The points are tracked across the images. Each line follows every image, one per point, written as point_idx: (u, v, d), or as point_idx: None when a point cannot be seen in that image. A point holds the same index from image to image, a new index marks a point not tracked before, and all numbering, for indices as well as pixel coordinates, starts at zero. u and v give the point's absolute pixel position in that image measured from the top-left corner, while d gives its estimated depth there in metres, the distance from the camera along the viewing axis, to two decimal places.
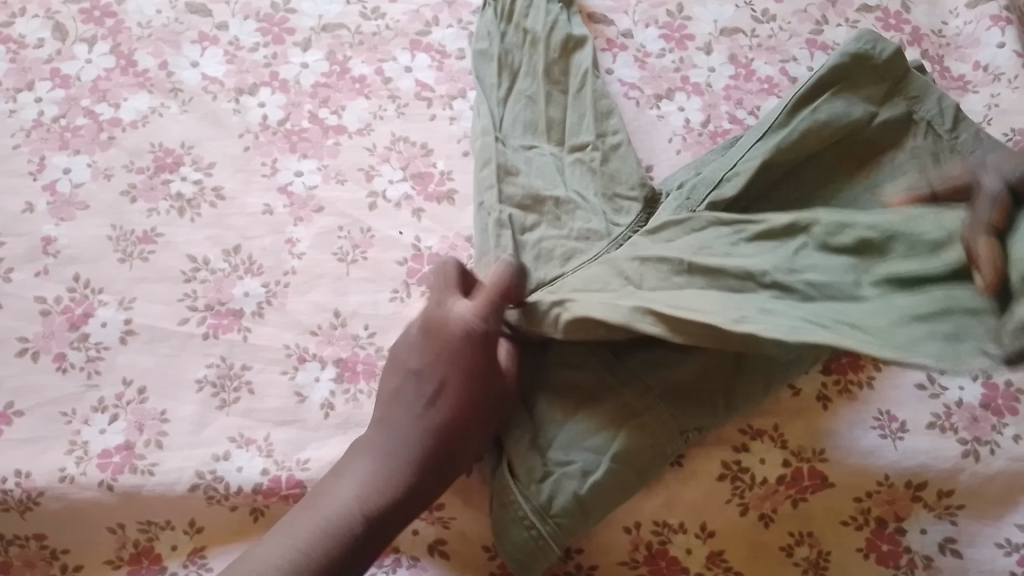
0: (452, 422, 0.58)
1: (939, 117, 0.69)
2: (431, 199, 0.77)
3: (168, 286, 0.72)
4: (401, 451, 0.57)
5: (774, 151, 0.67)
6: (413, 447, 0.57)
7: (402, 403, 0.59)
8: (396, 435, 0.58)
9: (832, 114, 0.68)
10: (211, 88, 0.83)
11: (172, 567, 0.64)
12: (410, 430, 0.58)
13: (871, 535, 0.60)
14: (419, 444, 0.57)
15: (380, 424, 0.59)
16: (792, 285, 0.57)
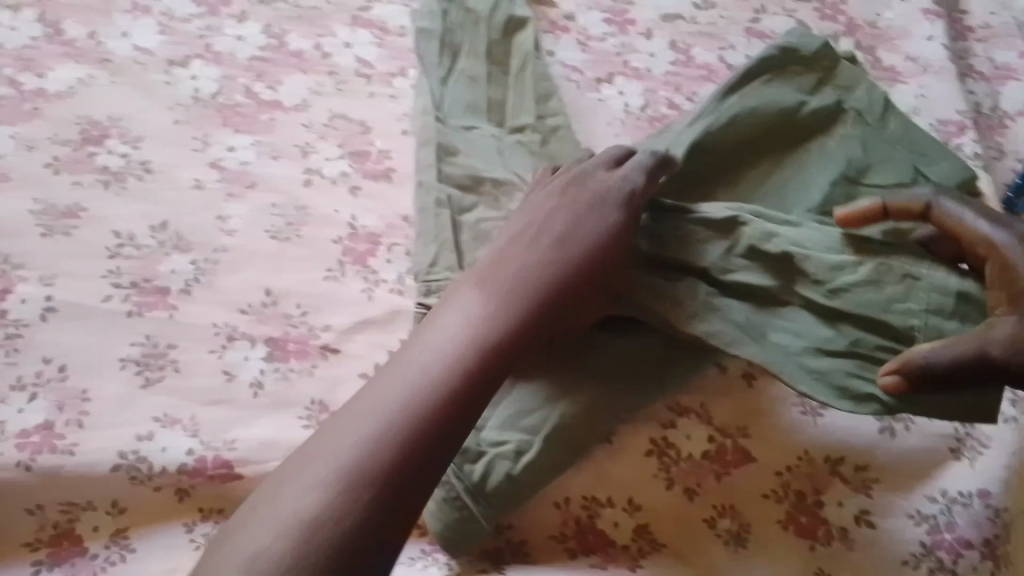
0: (587, 250, 0.60)
1: (866, 109, 0.72)
2: (369, 176, 0.76)
3: (92, 262, 0.70)
4: (530, 277, 0.58)
5: (707, 137, 0.68)
6: (544, 272, 0.59)
7: (523, 238, 0.61)
8: (519, 264, 0.59)
9: (768, 106, 0.70)
10: (142, 59, 0.81)
11: (94, 549, 0.60)
12: (536, 259, 0.59)
13: (791, 508, 0.62)
14: (550, 269, 0.59)
15: (496, 254, 0.60)
16: (725, 283, 0.60)
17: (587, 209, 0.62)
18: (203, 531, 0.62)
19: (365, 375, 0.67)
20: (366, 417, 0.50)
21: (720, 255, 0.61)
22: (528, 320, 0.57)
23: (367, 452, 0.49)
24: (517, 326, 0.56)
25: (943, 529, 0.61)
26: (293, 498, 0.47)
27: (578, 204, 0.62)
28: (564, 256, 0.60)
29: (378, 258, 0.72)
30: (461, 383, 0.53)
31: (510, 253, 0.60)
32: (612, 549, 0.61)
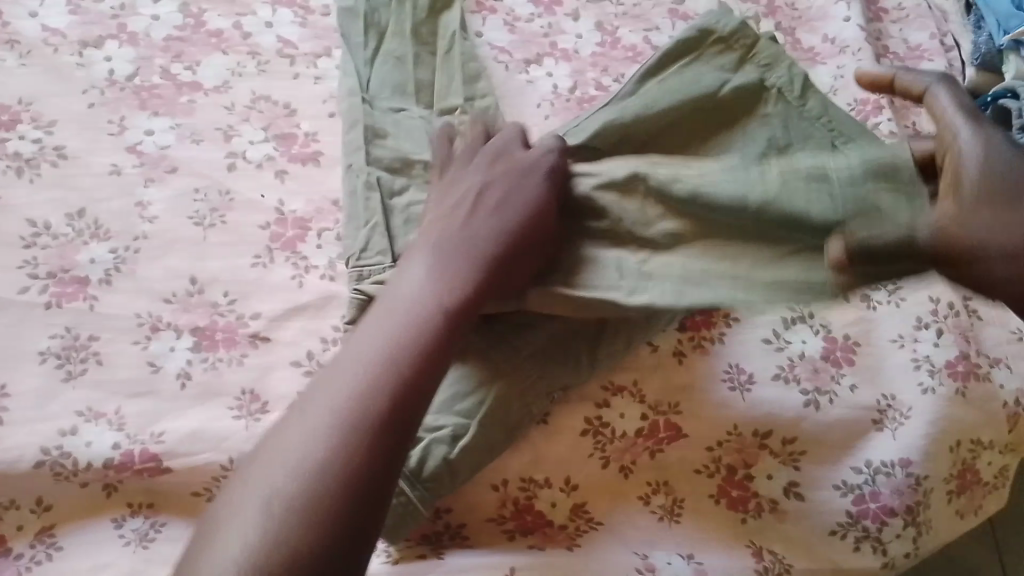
0: (529, 207, 0.60)
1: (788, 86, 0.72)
2: (295, 160, 0.75)
3: (6, 252, 0.67)
4: (477, 237, 0.58)
5: (619, 121, 0.71)
6: (493, 230, 0.58)
7: (460, 207, 0.60)
8: (463, 228, 0.58)
9: (681, 85, 0.72)
10: (52, 40, 0.78)
11: (19, 547, 0.59)
12: (481, 220, 0.59)
13: (722, 482, 0.64)
14: (500, 225, 0.59)
15: (434, 225, 0.59)
16: (652, 237, 0.61)
17: (515, 175, 0.62)
18: (134, 526, 0.61)
19: (297, 363, 0.66)
20: (344, 380, 0.47)
21: (639, 219, 0.61)
22: (486, 272, 0.56)
23: (359, 395, 0.47)
24: (480, 277, 0.55)
25: (867, 499, 0.64)
26: (279, 472, 0.44)
27: (501, 175, 0.62)
28: (507, 213, 0.60)
29: (307, 244, 0.71)
30: (437, 322, 0.52)
31: (451, 222, 0.59)
32: (551, 529, 0.62)
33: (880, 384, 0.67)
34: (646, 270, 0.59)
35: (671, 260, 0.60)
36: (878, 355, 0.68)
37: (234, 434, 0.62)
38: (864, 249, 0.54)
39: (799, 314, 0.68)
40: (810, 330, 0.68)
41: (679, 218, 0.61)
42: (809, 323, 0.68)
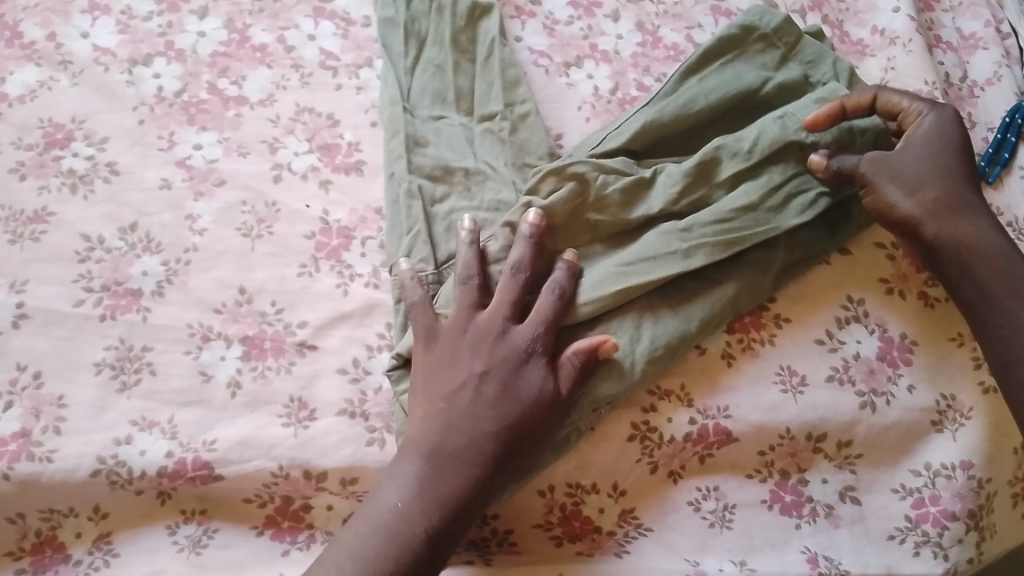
0: (517, 359, 0.59)
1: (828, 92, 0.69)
2: (338, 171, 0.75)
3: (62, 266, 0.69)
4: (465, 441, 0.56)
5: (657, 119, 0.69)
6: (480, 437, 0.56)
7: (448, 401, 0.58)
8: (450, 428, 0.57)
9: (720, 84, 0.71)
10: (102, 59, 0.79)
11: (77, 554, 0.61)
12: (467, 421, 0.57)
13: (776, 487, 0.63)
14: (484, 434, 0.56)
15: (423, 421, 0.58)
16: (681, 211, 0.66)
17: (506, 362, 0.58)
18: (187, 532, 0.62)
19: (343, 370, 0.66)
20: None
21: (668, 194, 0.66)
22: (467, 499, 0.55)
23: None
24: (467, 469, 0.56)
25: (927, 502, 0.62)
26: None
27: (496, 359, 0.59)
28: (494, 416, 0.57)
29: (352, 253, 0.71)
30: (419, 525, 0.54)
31: (438, 418, 0.57)
32: (599, 535, 0.62)
33: (939, 384, 0.64)
34: (686, 230, 0.64)
35: (707, 217, 0.64)
36: (937, 353, 0.65)
37: (283, 441, 0.63)
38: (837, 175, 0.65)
39: (853, 314, 0.66)
40: (865, 330, 0.66)
41: (694, 190, 0.66)
42: (864, 322, 0.66)
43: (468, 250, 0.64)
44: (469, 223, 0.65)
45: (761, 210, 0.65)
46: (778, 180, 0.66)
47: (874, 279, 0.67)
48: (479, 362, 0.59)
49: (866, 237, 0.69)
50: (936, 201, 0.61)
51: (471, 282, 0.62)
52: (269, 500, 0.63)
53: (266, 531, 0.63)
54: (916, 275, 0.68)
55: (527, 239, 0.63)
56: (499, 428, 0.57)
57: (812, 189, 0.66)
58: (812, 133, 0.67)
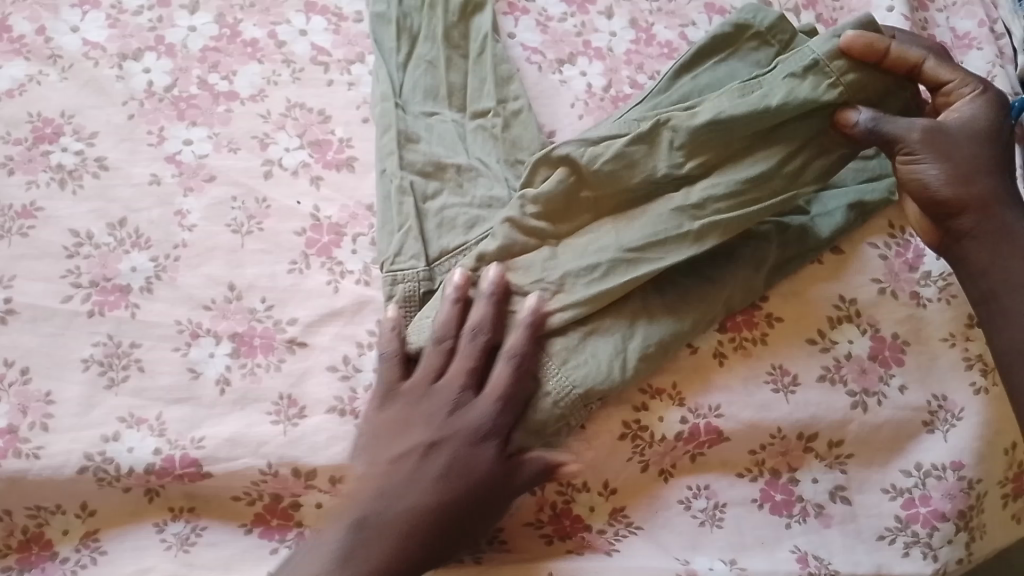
0: (469, 425, 0.58)
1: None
2: (330, 167, 0.75)
3: (50, 262, 0.68)
4: (406, 512, 0.55)
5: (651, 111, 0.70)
6: (418, 509, 0.55)
7: (392, 469, 0.57)
8: (386, 497, 0.55)
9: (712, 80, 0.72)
10: (92, 54, 0.79)
11: (65, 552, 0.61)
12: (406, 492, 0.55)
13: (767, 486, 0.63)
14: (424, 506, 0.55)
15: (361, 484, 0.57)
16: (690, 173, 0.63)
17: (458, 435, 0.57)
18: (175, 530, 0.61)
19: (333, 368, 0.66)
20: None
21: (677, 157, 0.63)
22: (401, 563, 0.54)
23: None
24: (405, 533, 0.54)
25: (918, 502, 0.62)
26: None
27: (448, 429, 0.58)
28: (436, 489, 0.56)
29: (343, 249, 0.71)
30: None
31: (376, 485, 0.56)
32: (589, 533, 0.62)
33: (930, 384, 0.64)
34: (697, 206, 0.62)
35: (716, 186, 0.63)
36: (928, 353, 0.65)
37: (273, 439, 0.62)
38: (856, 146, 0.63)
39: (845, 313, 0.66)
40: (858, 330, 0.66)
41: (701, 155, 0.63)
42: (857, 321, 0.66)
43: (446, 307, 0.62)
44: (456, 276, 0.63)
45: (779, 182, 0.63)
46: (796, 154, 0.63)
47: (865, 277, 0.67)
48: (428, 431, 0.58)
49: (858, 235, 0.69)
50: (976, 196, 0.60)
51: (440, 344, 0.61)
52: (259, 498, 0.62)
53: (255, 529, 0.62)
54: (908, 276, 0.68)
55: (490, 298, 0.61)
56: (439, 502, 0.55)
57: (828, 155, 0.64)
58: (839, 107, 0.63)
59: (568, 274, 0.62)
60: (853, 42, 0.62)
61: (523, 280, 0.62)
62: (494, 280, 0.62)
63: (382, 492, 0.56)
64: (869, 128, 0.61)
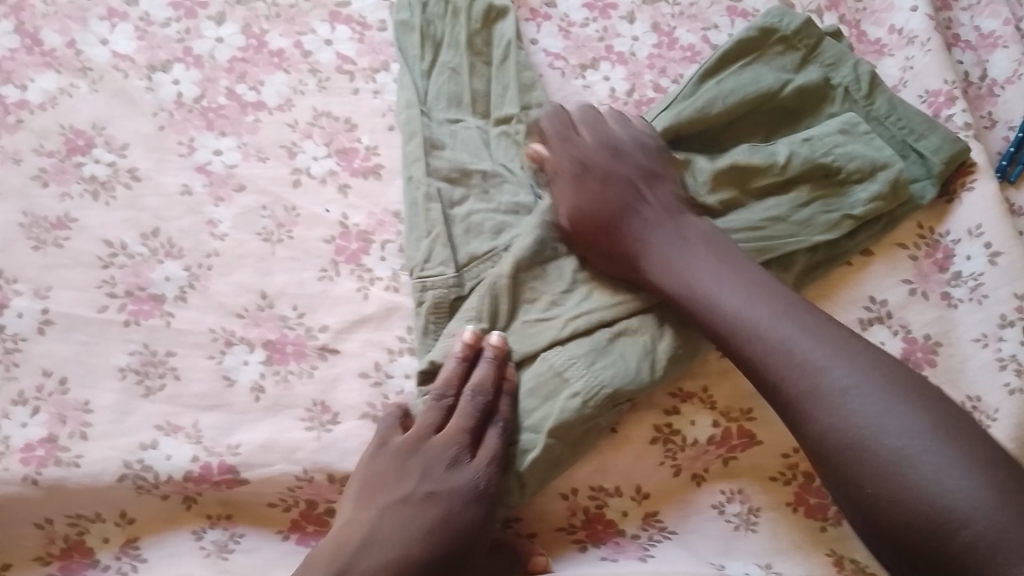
0: (462, 484, 0.58)
1: (853, 125, 0.70)
2: (357, 174, 0.75)
3: (84, 272, 0.69)
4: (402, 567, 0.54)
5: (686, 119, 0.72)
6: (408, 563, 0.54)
7: (386, 519, 0.56)
8: (375, 546, 0.55)
9: (739, 81, 0.73)
10: (121, 65, 0.80)
11: (104, 559, 0.61)
12: (398, 544, 0.55)
13: (799, 489, 0.63)
14: (415, 559, 0.54)
15: (351, 529, 0.56)
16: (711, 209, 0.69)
17: (452, 493, 0.57)
18: (213, 537, 0.62)
19: (364, 374, 0.66)
20: None
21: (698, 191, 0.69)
22: None
23: None
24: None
25: None
26: None
27: (442, 484, 0.58)
28: (427, 543, 0.55)
29: (371, 256, 0.72)
30: None
31: (363, 534, 0.55)
32: (622, 538, 0.62)
33: (963, 385, 0.65)
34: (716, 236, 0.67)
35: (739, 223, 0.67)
36: (960, 355, 0.66)
37: (306, 445, 0.63)
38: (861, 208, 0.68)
39: (876, 314, 0.68)
40: (888, 331, 0.67)
41: (724, 191, 0.69)
42: (887, 323, 0.67)
43: (451, 364, 0.62)
44: (467, 335, 0.63)
45: (790, 222, 0.67)
46: (805, 202, 0.68)
47: (893, 278, 0.69)
48: (425, 485, 0.57)
49: (888, 238, 0.71)
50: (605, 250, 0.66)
51: (442, 399, 0.61)
52: (294, 504, 0.63)
53: (291, 535, 0.63)
54: (937, 277, 0.69)
55: (489, 362, 0.62)
56: (430, 557, 0.55)
57: (838, 211, 0.68)
58: (839, 158, 0.68)
59: (597, 290, 0.65)
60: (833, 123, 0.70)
61: (553, 291, 0.66)
62: (493, 345, 0.62)
63: (367, 544, 0.55)
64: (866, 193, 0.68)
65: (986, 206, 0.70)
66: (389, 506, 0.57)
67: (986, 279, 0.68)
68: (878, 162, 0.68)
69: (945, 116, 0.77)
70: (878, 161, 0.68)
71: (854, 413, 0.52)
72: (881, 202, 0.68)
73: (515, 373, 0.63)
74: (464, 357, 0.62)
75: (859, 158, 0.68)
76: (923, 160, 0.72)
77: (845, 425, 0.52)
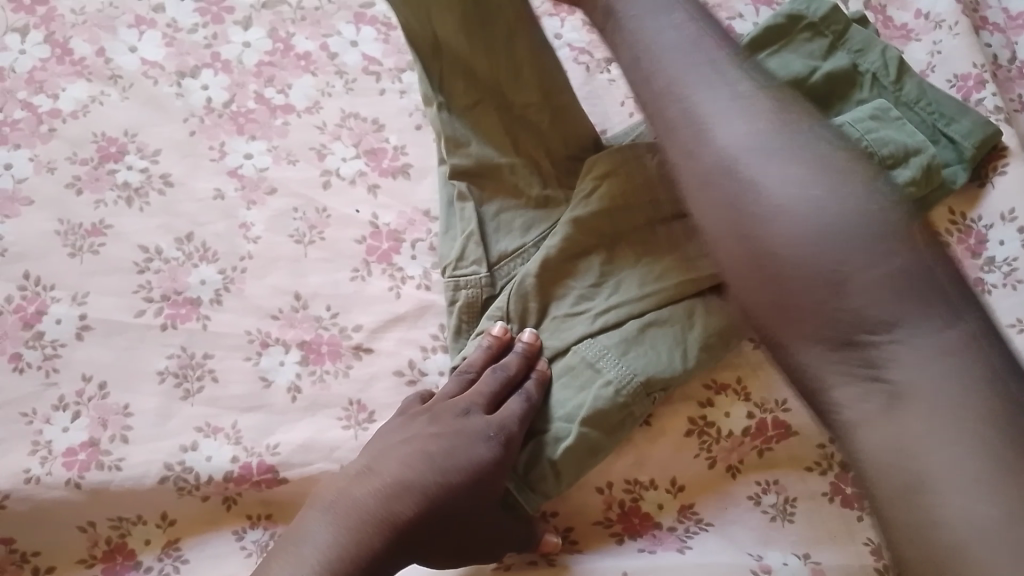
0: (467, 425, 0.60)
1: (884, 111, 0.70)
2: (386, 174, 0.76)
3: (121, 278, 0.71)
4: (395, 495, 0.55)
5: None
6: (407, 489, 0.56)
7: (390, 455, 0.58)
8: (375, 473, 0.57)
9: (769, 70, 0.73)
10: (151, 72, 0.81)
11: (147, 561, 0.62)
12: (395, 470, 0.57)
13: (836, 479, 0.62)
14: (410, 484, 0.56)
15: (356, 466, 0.59)
16: None
17: (459, 434, 0.59)
18: (254, 537, 0.63)
19: (399, 372, 0.67)
20: None
21: None
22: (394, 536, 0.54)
23: None
24: (390, 503, 0.55)
25: None
26: None
27: (449, 426, 0.60)
28: (427, 469, 0.57)
29: (402, 255, 0.72)
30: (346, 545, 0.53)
31: (367, 466, 0.58)
32: (659, 531, 0.62)
33: None
34: None
35: None
36: None
37: (344, 443, 0.64)
38: None
39: None
40: None
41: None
42: None
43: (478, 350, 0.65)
44: (497, 329, 0.65)
45: None
46: None
47: None
48: (432, 427, 0.60)
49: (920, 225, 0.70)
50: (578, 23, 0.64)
51: (465, 372, 0.64)
52: None
53: None
54: (970, 262, 0.69)
55: (516, 353, 0.63)
56: (429, 481, 0.56)
57: None
58: (873, 143, 0.67)
59: (626, 279, 0.64)
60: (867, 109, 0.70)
61: (582, 283, 0.65)
62: (525, 341, 0.64)
63: (368, 472, 0.57)
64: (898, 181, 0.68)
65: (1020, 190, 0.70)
66: (394, 443, 0.59)
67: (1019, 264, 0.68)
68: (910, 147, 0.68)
69: (975, 100, 0.76)
70: (910, 146, 0.68)
71: (750, 143, 0.52)
72: (914, 188, 0.68)
73: (546, 365, 0.63)
74: (494, 342, 0.64)
75: (891, 143, 0.67)
76: (954, 145, 0.71)
77: (741, 160, 0.51)
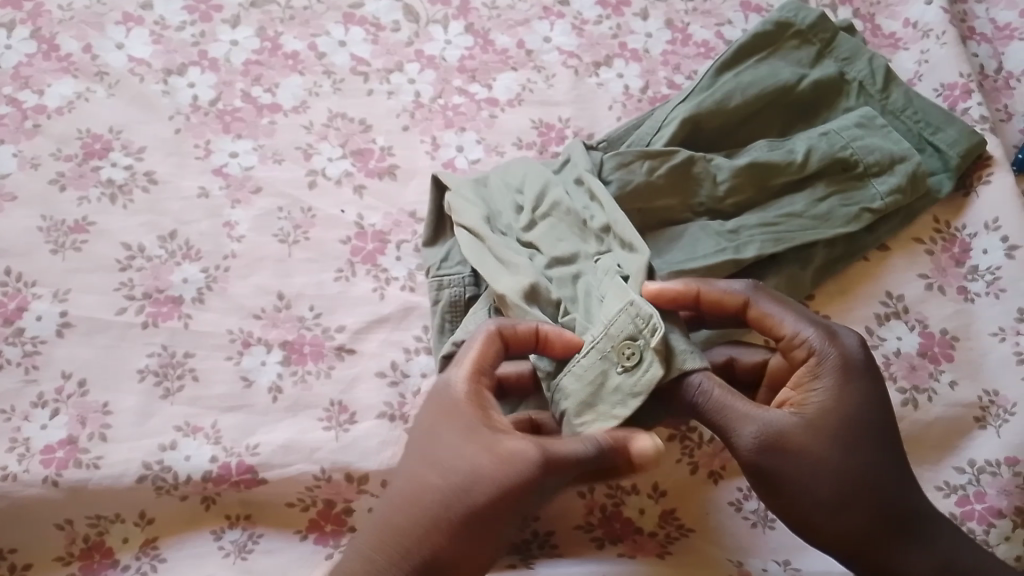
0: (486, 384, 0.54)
1: (870, 118, 0.70)
2: (372, 175, 0.76)
3: (103, 275, 0.70)
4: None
5: (699, 111, 0.71)
6: (418, 518, 0.49)
7: (404, 483, 0.50)
8: (427, 481, 0.50)
9: (757, 77, 0.73)
10: (138, 70, 0.80)
11: (125, 560, 0.61)
12: (438, 475, 0.50)
13: None
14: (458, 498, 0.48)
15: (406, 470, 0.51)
16: (724, 207, 0.68)
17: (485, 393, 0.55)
18: (232, 538, 0.62)
19: (381, 374, 0.67)
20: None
21: (716, 188, 0.68)
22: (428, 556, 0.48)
23: None
24: (431, 522, 0.48)
25: (972, 499, 0.61)
26: None
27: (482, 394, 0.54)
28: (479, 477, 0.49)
29: (387, 256, 0.72)
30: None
31: (416, 483, 0.50)
32: (640, 536, 0.62)
33: (981, 380, 0.64)
34: (733, 232, 0.66)
35: (757, 219, 0.66)
36: (978, 349, 0.65)
37: (325, 445, 0.63)
38: (881, 201, 0.67)
39: (893, 309, 0.67)
40: (906, 326, 0.67)
41: (742, 191, 0.68)
42: (904, 318, 0.67)
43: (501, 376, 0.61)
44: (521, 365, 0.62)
45: (806, 217, 0.67)
46: (823, 196, 0.68)
47: (910, 273, 0.69)
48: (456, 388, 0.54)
49: (905, 233, 0.70)
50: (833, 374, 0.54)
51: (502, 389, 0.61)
52: (312, 504, 0.63)
53: (310, 535, 0.62)
54: (955, 270, 0.69)
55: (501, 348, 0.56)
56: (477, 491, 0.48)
57: (857, 203, 0.68)
58: (858, 151, 0.68)
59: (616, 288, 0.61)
60: (851, 119, 0.70)
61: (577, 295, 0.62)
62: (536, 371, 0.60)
63: (421, 485, 0.50)
64: (883, 191, 0.68)
65: (1003, 199, 0.71)
66: (441, 445, 0.51)
67: (1003, 273, 0.68)
68: (895, 155, 0.68)
69: (961, 109, 0.76)
70: (896, 154, 0.68)
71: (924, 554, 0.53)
72: (900, 196, 0.68)
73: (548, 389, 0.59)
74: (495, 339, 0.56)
75: (877, 151, 0.68)
76: (940, 154, 0.72)
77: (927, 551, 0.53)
